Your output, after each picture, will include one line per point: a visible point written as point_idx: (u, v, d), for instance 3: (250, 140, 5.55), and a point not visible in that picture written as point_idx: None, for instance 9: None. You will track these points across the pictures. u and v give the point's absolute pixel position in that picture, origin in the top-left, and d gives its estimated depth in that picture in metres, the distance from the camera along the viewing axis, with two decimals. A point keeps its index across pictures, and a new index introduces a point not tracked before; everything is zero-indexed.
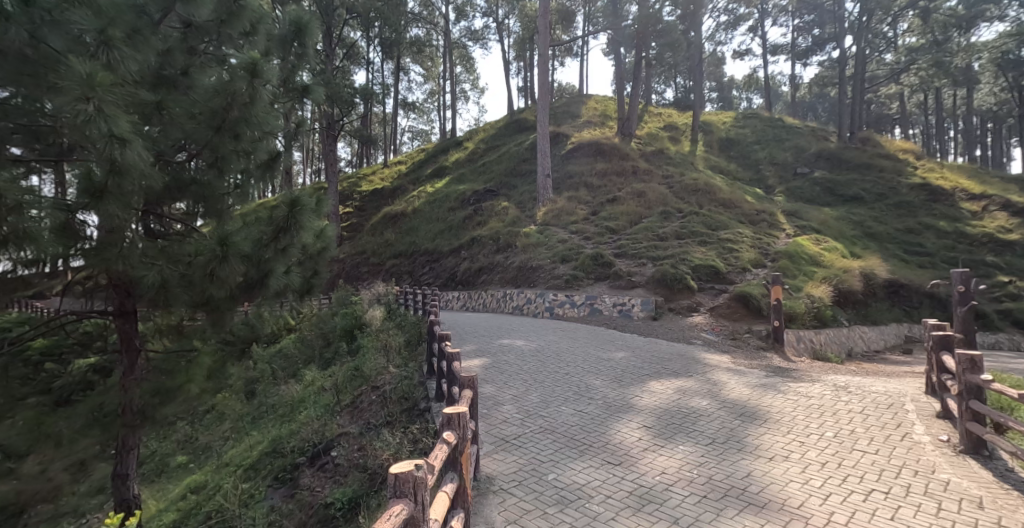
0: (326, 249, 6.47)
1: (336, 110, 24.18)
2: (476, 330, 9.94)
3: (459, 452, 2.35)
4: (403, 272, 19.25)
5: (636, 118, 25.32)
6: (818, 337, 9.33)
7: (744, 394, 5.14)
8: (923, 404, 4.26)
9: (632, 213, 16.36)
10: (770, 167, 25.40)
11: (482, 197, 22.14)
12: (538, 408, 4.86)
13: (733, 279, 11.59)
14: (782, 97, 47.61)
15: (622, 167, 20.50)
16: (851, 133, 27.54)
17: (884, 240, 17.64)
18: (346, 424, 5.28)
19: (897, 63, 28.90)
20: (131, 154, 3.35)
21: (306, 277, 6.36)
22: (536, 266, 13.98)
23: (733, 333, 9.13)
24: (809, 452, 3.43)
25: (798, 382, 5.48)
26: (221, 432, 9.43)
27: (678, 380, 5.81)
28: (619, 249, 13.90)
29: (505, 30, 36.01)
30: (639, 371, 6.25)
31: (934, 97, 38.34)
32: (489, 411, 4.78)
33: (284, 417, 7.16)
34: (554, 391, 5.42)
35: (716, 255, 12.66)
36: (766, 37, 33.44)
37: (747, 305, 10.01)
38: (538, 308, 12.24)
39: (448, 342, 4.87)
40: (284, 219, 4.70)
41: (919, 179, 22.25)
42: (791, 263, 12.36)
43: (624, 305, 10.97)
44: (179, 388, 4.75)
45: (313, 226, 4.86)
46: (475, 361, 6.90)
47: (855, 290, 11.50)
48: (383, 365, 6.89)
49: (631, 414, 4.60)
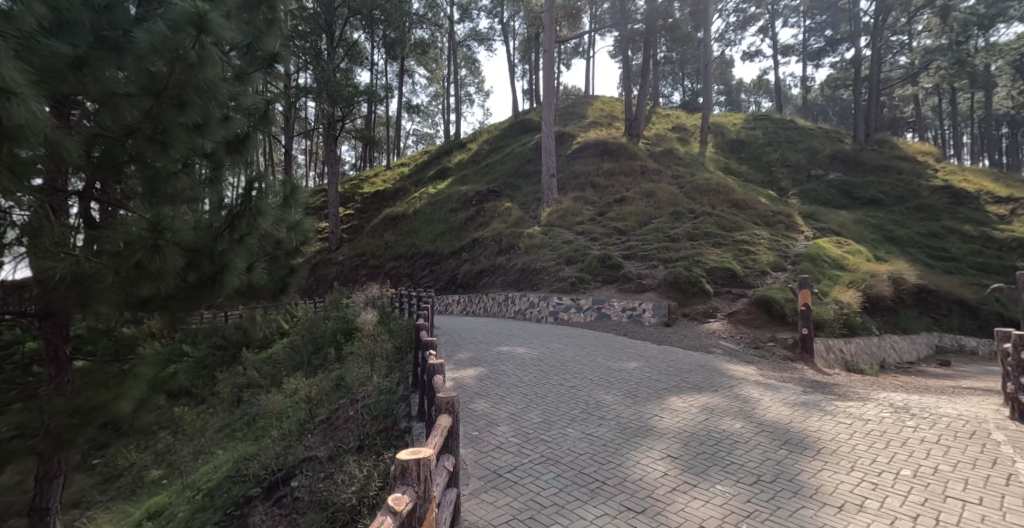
0: (307, 244, 5.85)
1: (338, 110, 23.69)
2: (473, 335, 9.19)
3: (418, 518, 1.60)
4: (402, 275, 18.62)
5: (643, 118, 24.63)
6: (849, 347, 8.49)
7: (784, 413, 4.35)
8: (1015, 434, 3.47)
9: (641, 213, 15.59)
10: (782, 169, 24.61)
11: (485, 198, 21.45)
12: (539, 430, 4.07)
13: (751, 283, 10.77)
14: (793, 101, 46.86)
15: (630, 167, 19.78)
16: (866, 135, 26.68)
17: (906, 245, 16.75)
18: (315, 446, 4.54)
19: (912, 64, 28.04)
20: (23, 113, 2.63)
21: (279, 275, 5.70)
22: (539, 268, 13.24)
23: (755, 340, 8.33)
24: (889, 500, 2.65)
25: (846, 400, 4.65)
26: (198, 445, 8.73)
27: (702, 396, 5.00)
28: (627, 250, 13.16)
29: (510, 31, 35.53)
30: (653, 385, 5.46)
31: (949, 101, 37.44)
32: (481, 434, 4.02)
33: (258, 431, 6.47)
34: (558, 408, 4.66)
35: (731, 257, 11.89)
36: (777, 38, 32.75)
37: (769, 310, 9.17)
38: (542, 312, 11.45)
39: (432, 352, 4.12)
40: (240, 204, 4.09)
41: (939, 182, 21.37)
42: (813, 265, 11.53)
43: (634, 310, 10.19)
44: (106, 404, 3.64)
45: (274, 214, 4.23)
46: (469, 371, 6.13)
47: (884, 296, 10.66)
48: (367, 375, 6.17)
49: (650, 440, 3.80)
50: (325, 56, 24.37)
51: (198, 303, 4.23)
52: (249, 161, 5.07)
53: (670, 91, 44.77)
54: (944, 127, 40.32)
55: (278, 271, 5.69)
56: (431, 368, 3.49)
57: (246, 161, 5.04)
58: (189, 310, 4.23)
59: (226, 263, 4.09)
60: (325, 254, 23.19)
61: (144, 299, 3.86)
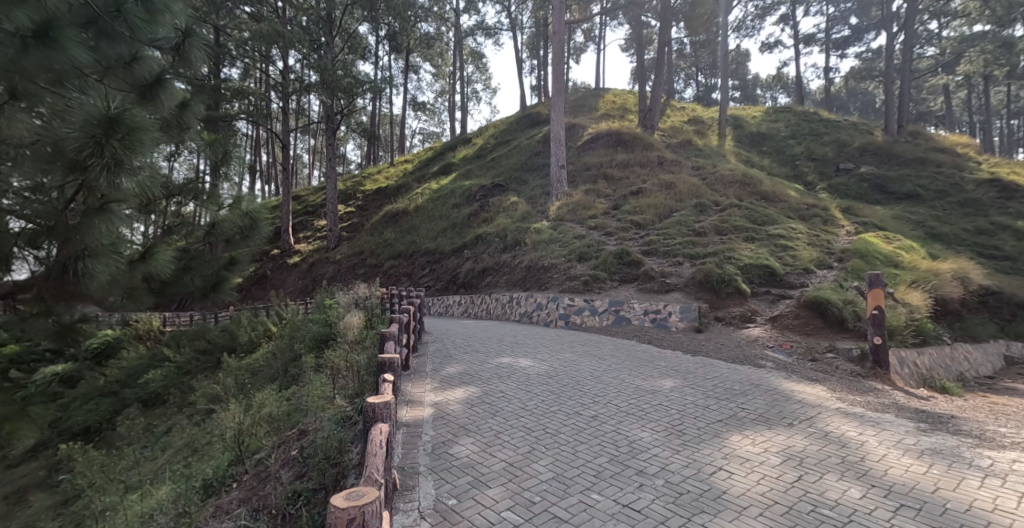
0: (255, 229, 5.00)
1: (339, 104, 22.57)
2: (468, 343, 7.79)
3: None
4: (400, 274, 17.31)
5: (658, 110, 23.19)
6: (923, 359, 6.97)
7: (916, 470, 2.85)
8: None
9: (660, 206, 14.14)
10: (808, 162, 22.99)
11: (490, 192, 20.08)
12: (550, 499, 2.66)
13: (793, 282, 9.28)
14: (813, 96, 44.96)
15: (646, 158, 18.37)
16: (899, 127, 24.91)
17: (952, 242, 15.10)
18: (227, 509, 3.20)
19: (944, 54, 26.38)
20: None
21: (207, 271, 4.84)
22: (548, 265, 11.86)
23: (810, 352, 6.83)
24: None
25: (998, 448, 3.14)
26: (148, 468, 7.45)
27: (777, 434, 3.55)
28: (647, 246, 11.69)
29: (519, 25, 34.26)
30: (704, 415, 4.02)
31: (979, 94, 35.54)
32: (463, 504, 2.61)
33: (191, 462, 5.10)
34: (576, 456, 3.26)
35: (768, 254, 10.42)
36: (798, 27, 31.12)
37: (823, 315, 7.65)
38: (550, 315, 10.06)
39: (387, 384, 3.00)
40: (78, 151, 2.73)
41: (984, 174, 19.65)
42: (864, 262, 9.98)
43: (658, 313, 8.82)
44: None
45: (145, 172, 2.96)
46: (456, 394, 4.72)
47: (951, 299, 9.05)
48: (326, 398, 4.82)
49: (725, 524, 2.36)
50: (325, 46, 23.25)
51: (68, 304, 3.32)
52: (185, 127, 4.35)
53: (683, 86, 43.35)
54: (975, 120, 38.25)
55: (209, 263, 4.86)
56: (370, 414, 2.34)
57: (180, 126, 4.31)
58: (55, 312, 3.30)
59: (87, 242, 3.16)
60: (322, 253, 21.94)
61: (17, 286, 3.19)
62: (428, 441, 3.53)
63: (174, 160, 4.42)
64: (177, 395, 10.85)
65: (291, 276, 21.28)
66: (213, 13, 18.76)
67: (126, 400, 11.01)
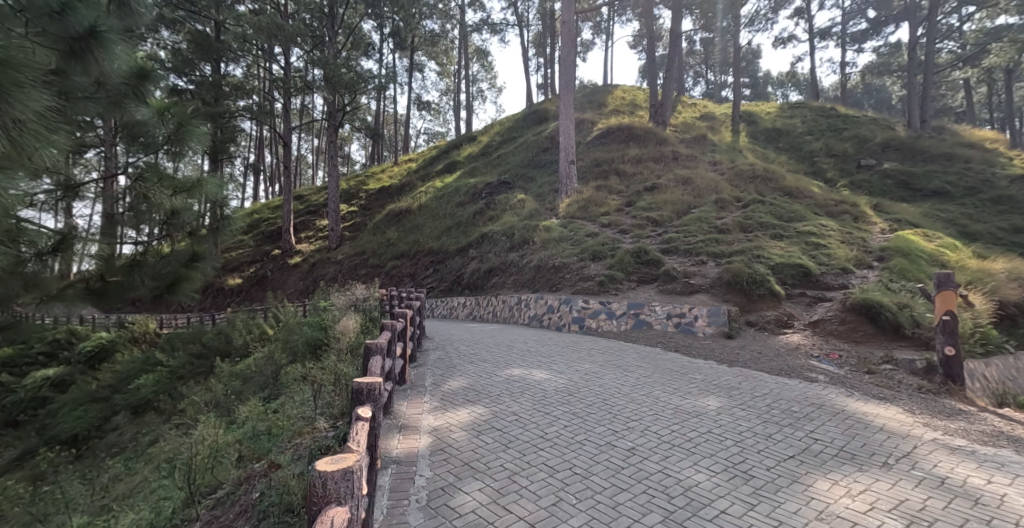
0: (226, 222, 4.77)
1: (341, 101, 21.94)
2: (474, 349, 6.99)
3: None
4: (402, 275, 16.58)
5: (669, 105, 22.32)
6: (993, 372, 6.09)
7: None
8: None
9: (678, 202, 13.31)
10: (828, 159, 22.02)
11: (496, 190, 19.28)
12: None
13: (832, 283, 8.39)
14: (826, 93, 43.86)
15: (660, 152, 17.55)
16: (921, 122, 23.94)
17: (990, 240, 14.13)
18: None
19: (965, 48, 25.41)
20: None
21: (161, 267, 4.26)
22: (559, 264, 11.04)
23: (863, 363, 5.98)
24: None
25: None
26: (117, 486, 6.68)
27: (876, 480, 2.74)
28: (666, 244, 10.87)
29: (525, 22, 33.52)
30: (773, 450, 3.19)
31: (1002, 88, 34.33)
32: None
33: (145, 494, 4.31)
34: (618, 513, 2.44)
35: (801, 252, 9.54)
36: (812, 21, 30.19)
37: (874, 320, 6.79)
38: (562, 319, 9.25)
39: (361, 430, 2.21)
40: None
41: (1018, 170, 18.62)
42: (907, 261, 9.08)
43: (683, 316, 8.00)
44: None
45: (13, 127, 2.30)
46: (460, 416, 3.93)
47: (1010, 302, 8.12)
48: (306, 422, 4.04)
49: None
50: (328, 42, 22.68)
51: None
52: (143, 97, 4.30)
53: (693, 83, 42.43)
54: (997, 118, 36.99)
55: (166, 260, 4.32)
56: (314, 493, 1.57)
57: (136, 96, 4.25)
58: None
59: None
60: (323, 253, 21.22)
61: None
62: (423, 488, 2.72)
63: (178, 161, 4.38)
64: (167, 401, 9.93)
65: (291, 276, 20.57)
66: (214, 7, 18.14)
67: (116, 407, 10.04)
